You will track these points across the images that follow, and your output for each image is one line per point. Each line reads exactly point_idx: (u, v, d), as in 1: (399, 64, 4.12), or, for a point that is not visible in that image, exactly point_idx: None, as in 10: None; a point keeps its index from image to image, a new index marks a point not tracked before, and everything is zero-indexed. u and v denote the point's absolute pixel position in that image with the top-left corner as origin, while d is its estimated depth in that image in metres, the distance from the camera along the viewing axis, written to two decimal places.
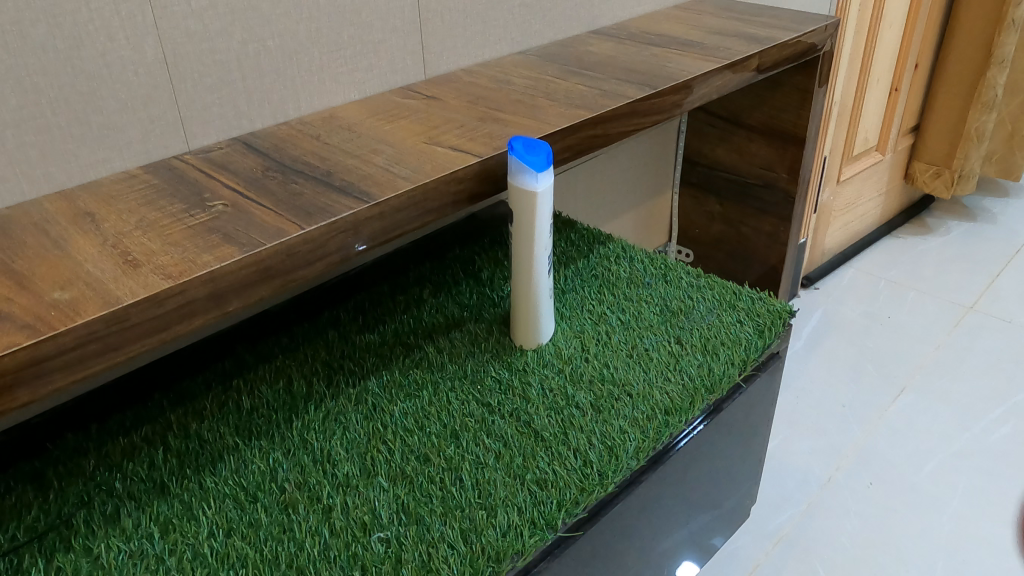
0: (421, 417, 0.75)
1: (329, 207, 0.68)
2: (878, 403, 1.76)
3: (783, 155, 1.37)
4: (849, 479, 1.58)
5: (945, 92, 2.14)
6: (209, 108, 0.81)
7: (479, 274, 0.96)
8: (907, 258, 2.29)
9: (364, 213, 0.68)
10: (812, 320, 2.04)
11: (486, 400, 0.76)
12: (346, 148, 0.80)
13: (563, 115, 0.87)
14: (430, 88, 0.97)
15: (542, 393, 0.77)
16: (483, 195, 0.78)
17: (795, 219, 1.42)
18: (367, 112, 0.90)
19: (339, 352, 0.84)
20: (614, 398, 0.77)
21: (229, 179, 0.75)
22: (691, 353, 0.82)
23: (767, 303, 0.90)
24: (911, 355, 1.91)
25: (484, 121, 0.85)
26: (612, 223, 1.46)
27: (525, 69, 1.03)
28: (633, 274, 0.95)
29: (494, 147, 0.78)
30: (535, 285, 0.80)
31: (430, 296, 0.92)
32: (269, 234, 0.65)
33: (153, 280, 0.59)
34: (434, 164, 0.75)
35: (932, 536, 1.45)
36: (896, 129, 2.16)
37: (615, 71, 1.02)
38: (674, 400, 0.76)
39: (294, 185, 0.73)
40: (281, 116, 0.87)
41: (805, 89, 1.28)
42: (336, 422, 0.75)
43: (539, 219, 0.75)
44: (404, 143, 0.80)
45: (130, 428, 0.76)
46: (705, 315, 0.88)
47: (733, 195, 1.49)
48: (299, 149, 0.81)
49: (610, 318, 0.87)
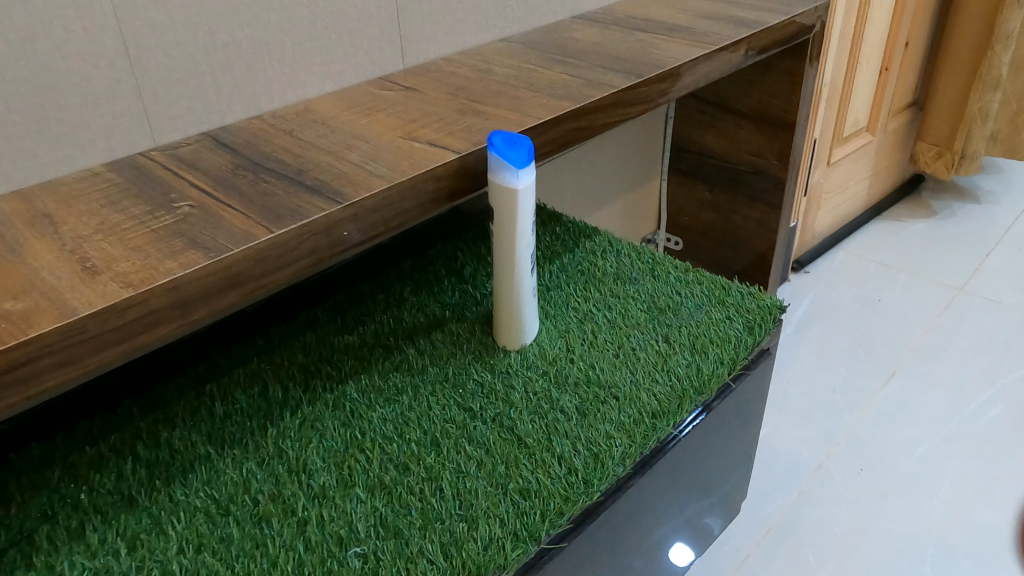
0: (400, 424, 0.73)
1: (300, 209, 0.65)
2: (868, 389, 1.75)
3: (773, 141, 1.34)
4: (840, 467, 1.57)
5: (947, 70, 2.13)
6: (176, 102, 0.78)
7: (461, 271, 0.93)
8: (897, 241, 2.27)
9: (337, 215, 0.65)
10: (803, 304, 2.03)
11: (468, 405, 0.74)
12: (320, 144, 0.77)
13: (546, 106, 0.84)
14: (409, 78, 0.94)
15: (526, 396, 0.75)
16: (463, 191, 0.75)
17: (785, 206, 1.39)
18: (342, 105, 0.87)
19: (317, 355, 0.82)
20: (599, 400, 0.74)
21: (196, 178, 0.72)
22: (680, 351, 0.80)
23: (758, 299, 0.87)
24: (901, 339, 1.89)
25: (464, 113, 0.82)
26: (599, 213, 1.44)
27: (507, 57, 1.00)
28: (619, 269, 0.92)
29: (473, 142, 0.75)
30: (520, 284, 0.77)
31: (412, 294, 0.89)
32: (236, 239, 0.62)
33: (112, 289, 0.56)
34: (412, 160, 0.72)
35: (922, 521, 1.45)
36: (886, 110, 2.13)
37: (600, 59, 0.99)
38: (661, 403, 0.74)
39: (264, 185, 0.70)
40: (252, 109, 0.84)
41: (795, 72, 1.26)
42: (313, 429, 0.72)
43: (520, 217, 0.73)
44: (380, 139, 0.77)
45: (98, 437, 0.73)
46: (695, 311, 0.86)
47: (722, 182, 1.47)
48: (271, 145, 0.78)
49: (596, 316, 0.85)
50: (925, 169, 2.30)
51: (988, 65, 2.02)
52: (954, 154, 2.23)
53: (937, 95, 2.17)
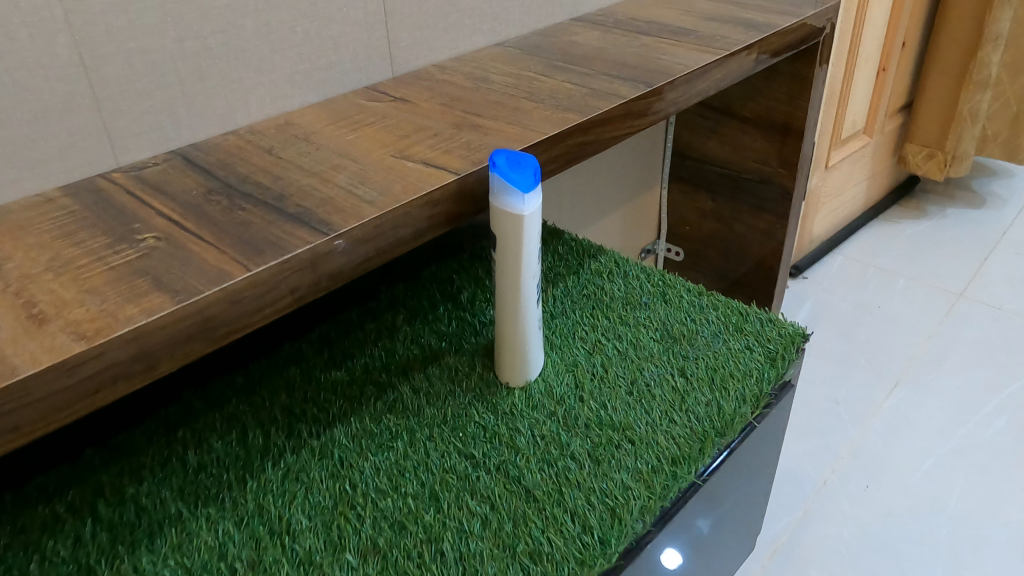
0: (395, 476, 0.66)
1: (280, 241, 0.58)
2: (871, 399, 1.70)
3: (781, 148, 1.28)
4: (844, 483, 1.51)
5: (938, 69, 2.07)
6: (141, 117, 0.70)
7: (458, 296, 0.86)
8: (894, 245, 2.22)
9: (322, 248, 0.58)
10: (801, 312, 1.97)
11: (469, 452, 0.67)
12: (302, 162, 0.70)
13: (550, 119, 0.77)
14: (399, 88, 0.86)
15: (532, 441, 0.68)
16: (462, 216, 0.68)
17: (793, 216, 1.33)
18: (327, 118, 0.79)
19: (301, 395, 0.74)
20: (613, 445, 0.68)
21: (163, 203, 0.64)
22: (699, 387, 0.74)
23: (779, 326, 0.81)
24: (902, 347, 1.85)
25: (461, 128, 0.75)
26: (598, 225, 1.38)
27: (504, 63, 0.93)
28: (628, 293, 0.85)
29: (473, 162, 0.68)
30: (525, 317, 0.70)
31: (405, 323, 0.82)
32: (207, 278, 0.54)
33: (61, 341, 0.49)
34: (405, 183, 0.65)
35: (931, 539, 1.39)
36: (884, 111, 2.08)
37: (604, 65, 0.92)
38: (681, 448, 0.68)
39: (240, 213, 0.62)
40: (227, 123, 0.77)
41: (804, 77, 1.20)
42: (297, 482, 0.65)
43: (526, 246, 0.66)
44: (370, 157, 0.70)
45: (55, 494, 0.66)
46: (712, 341, 0.79)
47: (725, 190, 1.40)
48: (248, 164, 0.70)
49: (606, 347, 0.78)
50: (915, 170, 2.22)
51: (978, 65, 1.97)
52: (945, 155, 2.16)
53: (927, 95, 2.11)
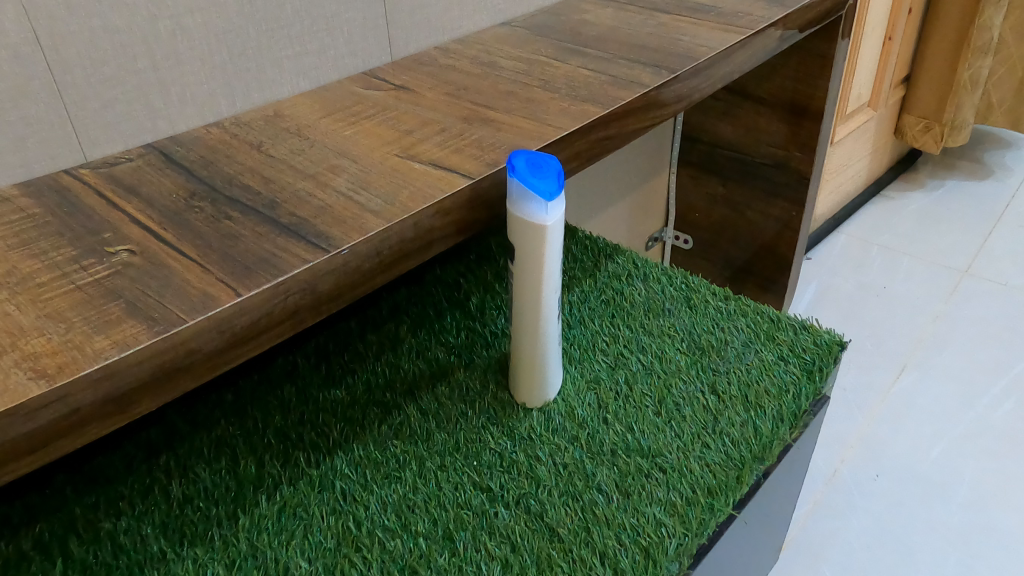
0: (404, 511, 0.59)
1: (273, 259, 0.51)
2: (878, 385, 1.60)
3: (798, 131, 1.21)
4: (855, 473, 1.42)
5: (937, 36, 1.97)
6: (109, 107, 0.62)
7: (466, 303, 0.79)
8: (898, 222, 2.13)
9: (322, 268, 0.51)
10: (806, 293, 1.86)
11: (486, 484, 0.61)
12: (295, 162, 0.63)
13: (567, 112, 0.70)
14: (398, 74, 0.79)
15: (554, 471, 0.62)
16: (476, 224, 0.61)
17: (808, 202, 1.27)
18: (321, 108, 0.72)
19: (298, 417, 0.68)
20: (643, 474, 0.62)
21: (137, 208, 0.57)
22: (732, 406, 0.68)
23: (813, 335, 0.75)
24: (909, 328, 1.74)
25: (471, 123, 0.68)
26: (605, 212, 1.31)
27: (512, 46, 0.85)
28: (650, 299, 0.80)
29: (487, 163, 0.61)
30: (545, 334, 0.64)
31: (409, 334, 0.75)
32: (191, 303, 0.47)
33: (17, 381, 0.41)
34: (413, 189, 0.58)
35: (943, 530, 1.32)
36: (889, 84, 1.98)
37: (620, 47, 0.84)
38: (716, 476, 0.62)
39: (226, 222, 0.55)
40: (210, 115, 0.69)
41: (825, 55, 1.12)
42: (295, 518, 0.59)
43: (548, 258, 0.60)
44: (371, 157, 0.63)
45: (20, 528, 0.59)
46: (743, 353, 0.73)
47: (738, 175, 1.34)
48: (234, 163, 0.63)
49: (629, 361, 0.72)
50: (912, 142, 2.13)
51: (980, 30, 1.88)
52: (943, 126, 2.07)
53: (927, 64, 2.01)
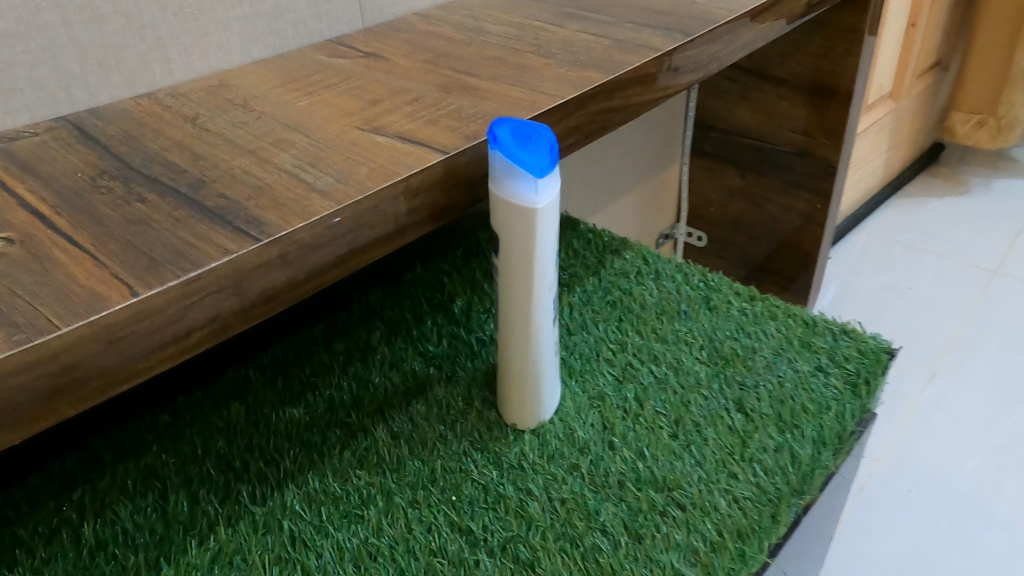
0: (363, 561, 0.48)
1: (187, 249, 0.41)
2: (907, 392, 1.45)
3: (824, 115, 1.10)
4: (885, 489, 1.28)
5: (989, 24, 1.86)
6: (8, 70, 0.52)
7: (450, 306, 0.69)
8: (924, 217, 1.97)
9: (250, 261, 0.40)
10: (827, 292, 1.71)
11: (466, 525, 0.50)
12: (235, 135, 0.52)
13: (565, 79, 0.59)
14: (370, 41, 0.68)
15: (549, 509, 0.51)
16: (452, 209, 0.50)
17: (834, 194, 1.16)
18: (274, 77, 0.61)
19: (245, 442, 0.57)
20: (658, 512, 0.51)
21: (30, 189, 0.46)
22: (763, 426, 0.57)
23: (857, 343, 0.65)
24: (938, 331, 1.59)
25: (449, 91, 0.57)
26: (610, 205, 1.20)
27: (503, 11, 0.75)
28: (663, 300, 0.69)
29: (466, 135, 0.50)
30: (540, 342, 0.53)
31: (382, 342, 0.65)
32: (70, 305, 0.37)
33: None
34: (372, 165, 0.47)
35: (983, 553, 1.17)
36: (914, 73, 1.85)
37: (628, 11, 0.73)
38: (747, 515, 0.51)
39: (137, 206, 0.45)
40: (142, 85, 0.59)
41: (854, 30, 1.01)
42: (229, 570, 0.48)
43: (539, 250, 0.49)
44: (326, 129, 0.52)
45: None
46: (775, 364, 0.62)
47: (757, 165, 1.23)
48: (161, 137, 0.52)
49: (639, 373, 0.61)
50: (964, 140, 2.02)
51: None
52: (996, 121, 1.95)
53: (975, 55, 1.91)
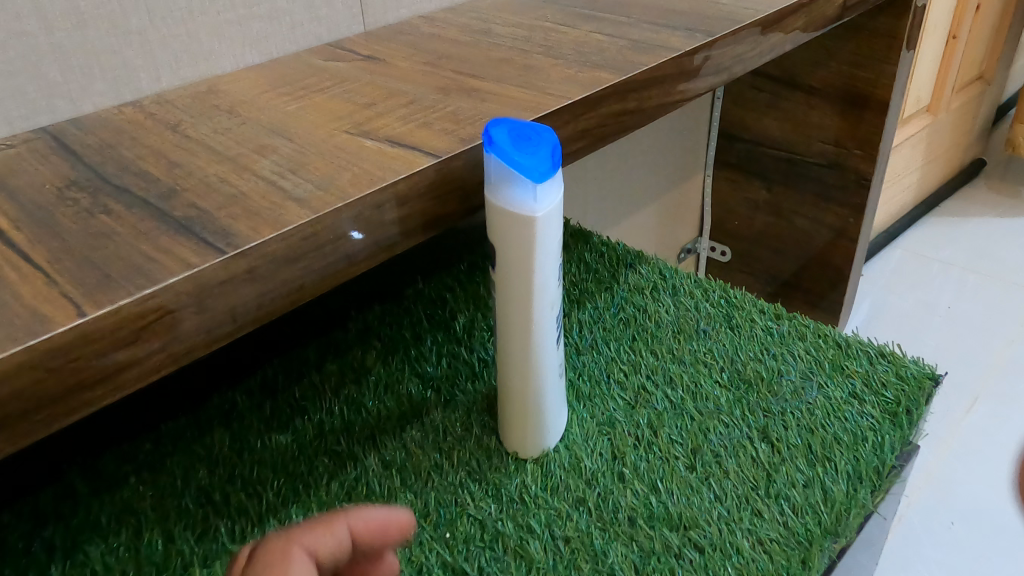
0: None
1: (146, 264, 0.37)
2: (948, 416, 1.37)
3: (857, 125, 1.05)
4: (926, 520, 1.20)
5: None
6: None
7: (451, 324, 0.65)
8: (962, 232, 1.89)
9: (213, 276, 0.37)
10: (859, 311, 1.64)
11: (460, 567, 0.46)
12: (217, 142, 0.48)
13: (573, 80, 0.54)
14: (370, 44, 0.65)
15: (552, 549, 0.46)
16: (446, 220, 0.46)
17: (868, 208, 1.10)
18: (266, 82, 0.57)
19: (227, 473, 0.53)
20: (673, 555, 0.46)
21: None
22: (791, 458, 0.52)
23: (895, 367, 0.59)
24: (980, 352, 1.51)
25: (449, 93, 0.53)
26: (628, 219, 1.16)
27: (513, 13, 0.71)
28: (680, 319, 0.64)
29: (461, 138, 0.46)
30: (543, 365, 0.48)
31: (378, 363, 0.61)
32: (9, 329, 0.33)
33: None
34: (359, 171, 0.43)
35: None
36: (952, 86, 1.78)
37: (646, 12, 0.69)
38: (774, 560, 0.46)
39: (102, 219, 0.41)
40: (126, 92, 0.55)
41: (891, 36, 0.96)
42: None
43: (539, 262, 0.44)
44: (314, 134, 0.48)
45: None
46: (803, 388, 0.57)
47: (785, 177, 1.17)
48: (140, 145, 0.48)
49: (653, 398, 0.56)
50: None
51: None
52: None
53: None
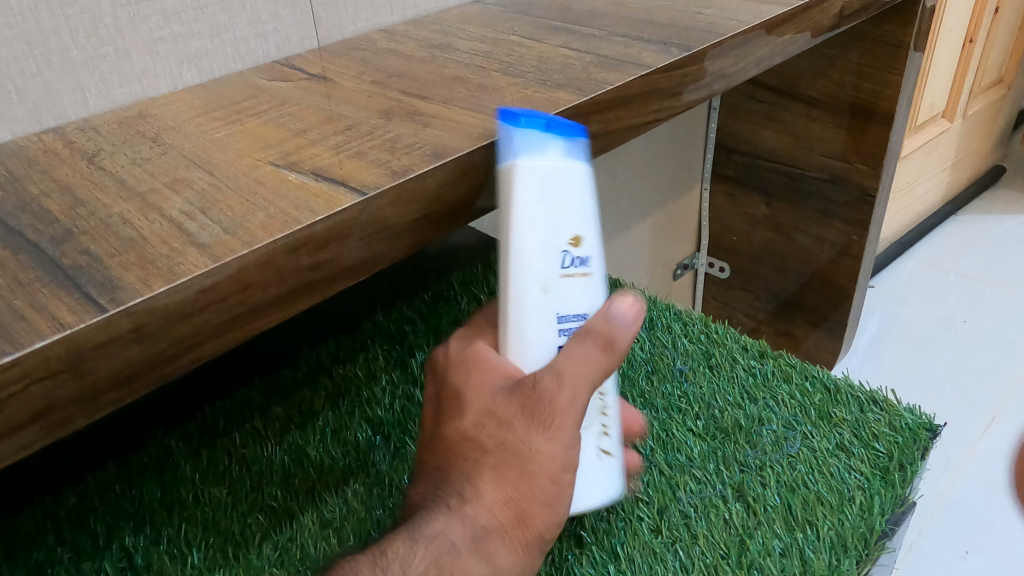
0: None
1: (12, 326, 0.32)
2: (963, 438, 1.31)
3: (860, 138, 0.99)
4: (938, 550, 1.14)
5: None
6: None
7: (407, 360, 0.66)
8: (979, 243, 1.82)
9: (91, 338, 0.32)
10: (868, 326, 1.58)
11: None
12: (132, 174, 0.44)
13: (529, 102, 0.50)
14: (321, 61, 0.60)
15: None
16: (377, 262, 0.41)
17: (873, 225, 1.04)
18: (200, 105, 0.53)
19: (155, 532, 0.51)
20: None
21: None
22: (767, 522, 0.52)
23: (889, 416, 0.61)
24: (997, 369, 1.44)
25: (392, 117, 0.48)
26: (620, 235, 1.11)
27: (479, 26, 0.66)
28: (655, 362, 0.65)
29: (393, 170, 0.42)
30: (526, 349, 0.45)
31: (326, 406, 0.62)
32: None
33: None
34: (275, 211, 0.39)
35: None
36: (969, 91, 1.71)
37: (623, 23, 0.64)
38: None
39: None
40: (48, 117, 0.51)
41: (896, 45, 0.90)
42: None
43: (524, 215, 0.43)
44: (237, 166, 0.44)
45: None
46: (784, 441, 0.58)
47: (785, 191, 1.12)
48: (47, 179, 0.44)
49: None
50: None
51: None
52: None
53: None
